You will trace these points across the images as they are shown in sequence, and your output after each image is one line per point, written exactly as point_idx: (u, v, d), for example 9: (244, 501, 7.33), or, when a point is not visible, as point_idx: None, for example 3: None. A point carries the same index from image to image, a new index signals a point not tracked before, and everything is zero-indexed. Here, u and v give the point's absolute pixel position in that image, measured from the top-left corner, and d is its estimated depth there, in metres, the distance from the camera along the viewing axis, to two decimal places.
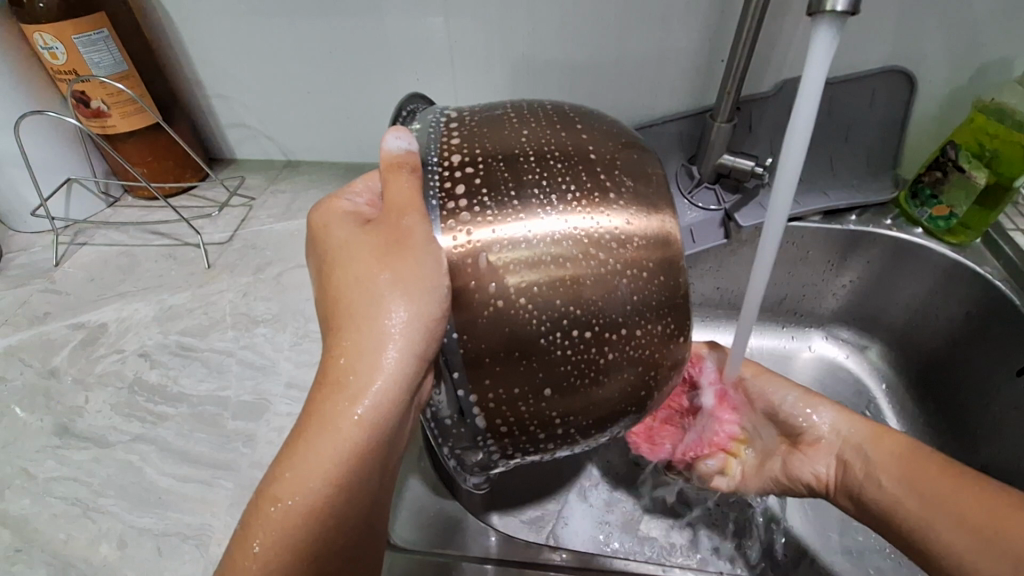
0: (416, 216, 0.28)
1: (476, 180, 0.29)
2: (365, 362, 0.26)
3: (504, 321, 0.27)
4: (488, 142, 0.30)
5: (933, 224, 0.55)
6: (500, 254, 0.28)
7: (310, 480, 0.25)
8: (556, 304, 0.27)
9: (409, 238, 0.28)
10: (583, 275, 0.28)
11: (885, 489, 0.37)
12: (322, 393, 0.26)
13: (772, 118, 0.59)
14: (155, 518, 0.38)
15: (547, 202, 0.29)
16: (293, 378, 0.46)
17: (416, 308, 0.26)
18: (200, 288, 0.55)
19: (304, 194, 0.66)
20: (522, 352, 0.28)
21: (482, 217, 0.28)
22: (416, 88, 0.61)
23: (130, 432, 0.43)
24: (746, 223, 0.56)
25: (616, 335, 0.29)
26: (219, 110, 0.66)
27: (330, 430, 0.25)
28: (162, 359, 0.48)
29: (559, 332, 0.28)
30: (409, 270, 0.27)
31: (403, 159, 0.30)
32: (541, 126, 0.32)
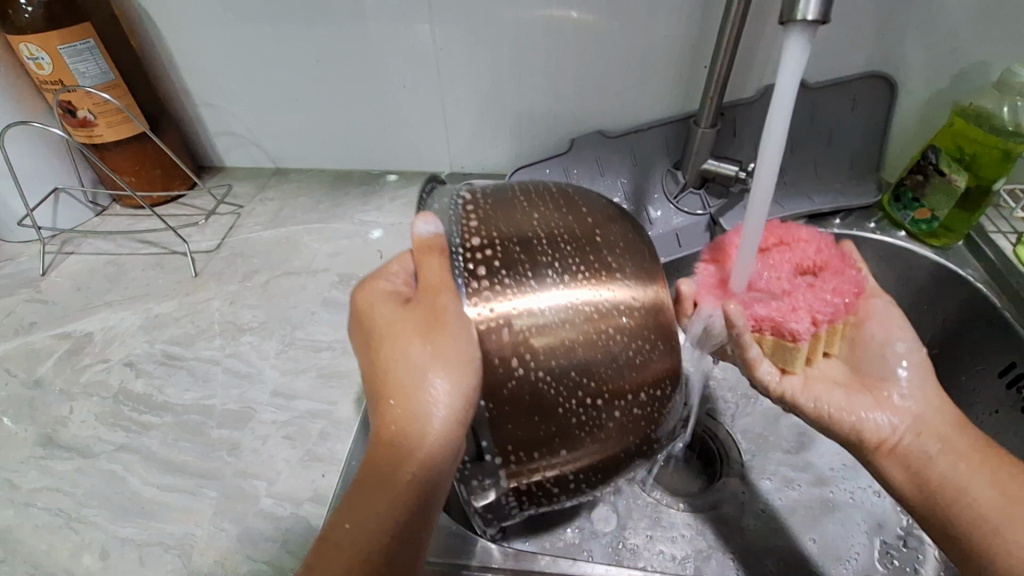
0: (450, 295, 0.30)
1: (495, 261, 0.31)
2: (412, 431, 0.27)
3: (525, 392, 0.30)
4: (502, 225, 0.32)
5: (915, 227, 0.56)
6: (523, 327, 0.30)
7: (369, 530, 0.27)
8: (570, 376, 0.30)
9: (445, 313, 0.29)
10: (592, 348, 0.30)
11: (960, 474, 0.33)
12: (376, 453, 0.28)
13: (755, 123, 0.60)
14: (137, 528, 0.38)
15: (559, 281, 0.31)
16: (278, 387, 0.46)
17: (458, 379, 0.27)
18: (187, 296, 0.55)
19: (292, 201, 0.66)
20: (540, 417, 0.30)
21: (502, 293, 0.30)
22: (404, 95, 0.61)
23: (114, 441, 0.43)
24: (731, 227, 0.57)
25: (623, 400, 0.31)
26: (208, 118, 0.66)
27: (388, 484, 0.27)
28: (148, 368, 0.48)
29: (572, 400, 0.30)
30: (450, 344, 0.28)
31: (433, 243, 0.31)
32: (548, 210, 0.34)
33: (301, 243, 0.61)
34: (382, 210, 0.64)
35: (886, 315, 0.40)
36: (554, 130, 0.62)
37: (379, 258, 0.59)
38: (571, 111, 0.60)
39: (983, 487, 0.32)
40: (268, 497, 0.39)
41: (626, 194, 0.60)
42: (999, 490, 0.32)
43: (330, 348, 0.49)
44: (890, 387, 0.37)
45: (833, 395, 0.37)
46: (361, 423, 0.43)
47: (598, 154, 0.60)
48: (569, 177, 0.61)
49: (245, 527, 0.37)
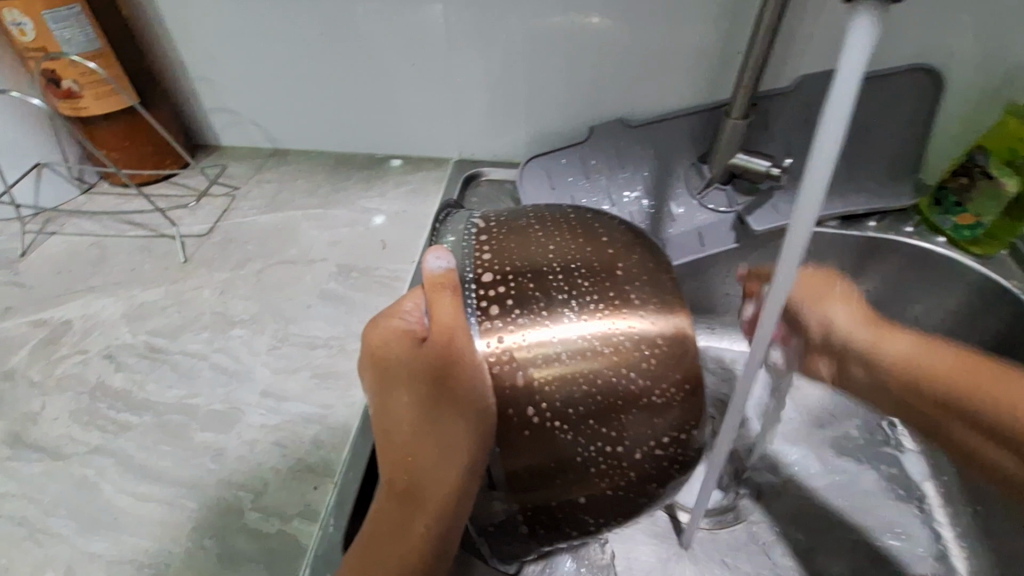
0: (463, 338, 0.28)
1: (508, 298, 0.29)
2: (426, 480, 0.28)
3: (539, 437, 0.28)
4: (515, 257, 0.31)
5: (956, 233, 0.52)
6: (534, 368, 0.28)
7: None
8: (587, 425, 0.28)
9: (457, 361, 0.28)
10: (611, 393, 0.28)
11: (932, 412, 0.33)
12: (391, 501, 0.28)
13: (789, 117, 0.55)
14: (109, 543, 0.34)
15: (576, 318, 0.29)
16: (269, 387, 0.43)
17: (469, 430, 0.28)
18: (175, 284, 0.51)
19: (291, 184, 0.62)
20: (555, 464, 0.28)
21: (515, 330, 0.29)
22: (412, 75, 0.56)
23: (87, 443, 0.39)
24: (759, 227, 0.52)
25: (644, 449, 0.28)
26: (203, 94, 0.62)
27: (400, 537, 0.27)
28: (129, 362, 0.44)
29: (590, 449, 0.28)
30: (460, 396, 0.28)
31: (444, 281, 0.29)
32: (566, 238, 0.32)
33: (299, 230, 0.57)
34: (386, 197, 0.60)
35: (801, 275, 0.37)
36: (571, 118, 0.58)
37: (381, 248, 0.54)
38: (591, 99, 0.56)
39: (953, 423, 0.32)
40: (252, 513, 0.35)
41: (647, 188, 0.56)
42: (977, 420, 0.31)
43: (325, 346, 0.46)
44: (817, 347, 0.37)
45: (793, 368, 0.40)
46: (355, 432, 0.39)
47: (617, 146, 0.56)
48: (586, 169, 0.56)
49: (225, 546, 0.34)
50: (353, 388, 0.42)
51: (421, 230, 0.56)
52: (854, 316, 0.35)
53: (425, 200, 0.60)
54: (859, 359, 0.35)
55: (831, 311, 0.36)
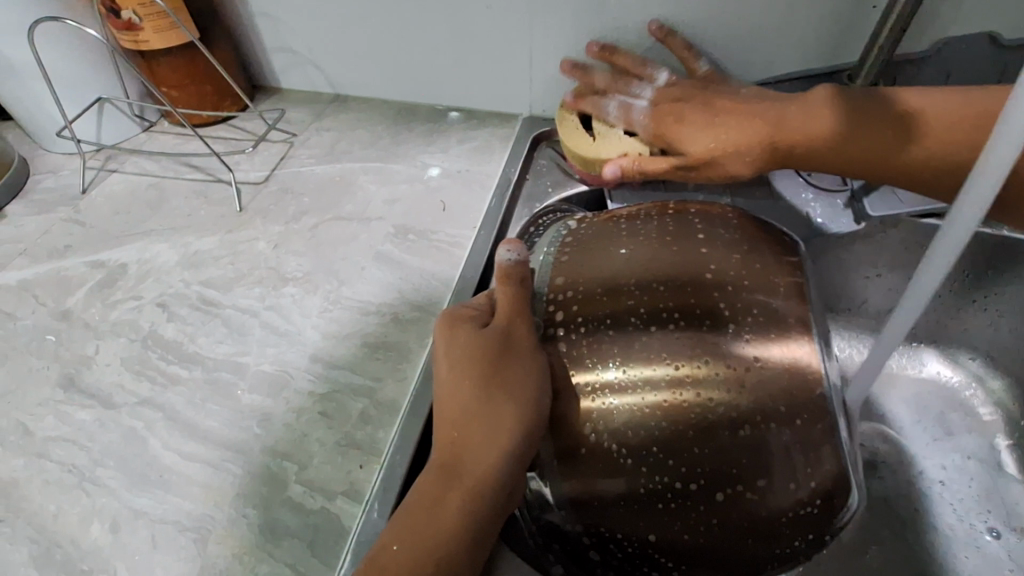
0: (522, 327, 0.31)
1: (578, 314, 0.34)
2: (472, 452, 0.28)
3: (600, 455, 0.31)
4: (592, 270, 0.35)
5: None
6: (597, 384, 0.32)
7: (413, 558, 0.25)
8: (650, 450, 0.30)
9: (515, 343, 0.31)
10: (681, 415, 0.30)
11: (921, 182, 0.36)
12: (435, 474, 0.28)
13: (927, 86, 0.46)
14: (153, 501, 0.34)
15: (647, 331, 0.32)
16: (318, 352, 0.40)
17: (521, 406, 0.29)
18: (229, 233, 0.49)
19: (350, 133, 0.58)
20: (615, 484, 0.31)
21: (585, 343, 0.33)
22: (486, 17, 0.51)
23: (138, 394, 0.39)
24: (874, 213, 0.43)
25: (725, 493, 0.29)
26: (264, 31, 0.58)
27: (437, 509, 0.26)
28: (181, 312, 0.43)
29: (656, 480, 0.30)
30: (515, 375, 0.29)
31: (512, 272, 0.34)
32: (651, 238, 0.36)
33: (357, 184, 0.53)
34: (449, 154, 0.56)
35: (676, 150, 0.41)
36: None
37: (442, 210, 0.51)
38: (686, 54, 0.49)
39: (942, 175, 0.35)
40: (295, 487, 0.34)
41: None
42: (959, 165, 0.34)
43: (378, 313, 0.43)
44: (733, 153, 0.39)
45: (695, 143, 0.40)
46: (405, 412, 0.37)
47: None
48: None
49: (265, 518, 0.33)
50: (406, 361, 0.40)
51: (484, 193, 0.52)
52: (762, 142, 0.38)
53: (490, 159, 0.55)
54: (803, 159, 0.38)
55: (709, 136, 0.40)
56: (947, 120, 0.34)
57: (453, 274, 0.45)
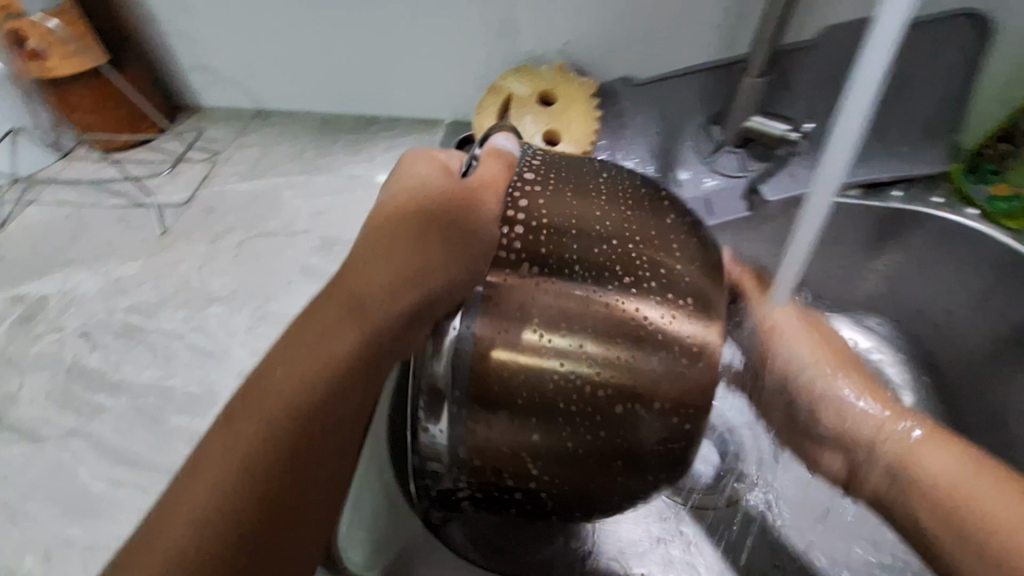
0: (490, 192, 0.29)
1: (523, 242, 0.28)
2: (374, 293, 0.27)
3: (495, 410, 0.26)
4: (558, 206, 0.29)
5: (990, 205, 0.48)
6: (535, 334, 0.26)
7: (284, 391, 0.26)
8: (558, 414, 0.26)
9: (472, 199, 0.29)
10: (607, 387, 0.26)
11: (924, 469, 0.31)
12: (330, 306, 0.28)
13: (816, 72, 0.49)
14: (84, 529, 0.35)
15: (600, 287, 0.27)
16: (247, 368, 0.41)
17: (441, 259, 0.27)
18: (152, 258, 0.49)
19: (274, 148, 0.59)
20: (507, 454, 0.27)
21: (511, 278, 0.27)
22: (399, 27, 0.52)
23: (64, 425, 0.39)
24: (772, 196, 0.48)
25: (616, 468, 0.27)
26: (179, 49, 0.57)
27: (322, 345, 0.27)
28: (105, 341, 0.43)
29: (567, 445, 0.27)
30: (451, 224, 0.28)
31: (501, 153, 0.31)
32: (623, 208, 0.29)
33: (281, 199, 0.54)
34: (374, 162, 0.57)
35: (790, 324, 0.39)
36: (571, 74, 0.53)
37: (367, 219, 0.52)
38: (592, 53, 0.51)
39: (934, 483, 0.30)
40: None
41: (653, 151, 0.52)
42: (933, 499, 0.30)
43: None
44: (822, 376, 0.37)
45: (802, 347, 0.38)
46: None
47: (623, 104, 0.52)
48: None
49: None
50: None
51: None
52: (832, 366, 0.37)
53: None
54: (837, 410, 0.36)
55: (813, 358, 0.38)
56: (947, 461, 0.30)
57: None
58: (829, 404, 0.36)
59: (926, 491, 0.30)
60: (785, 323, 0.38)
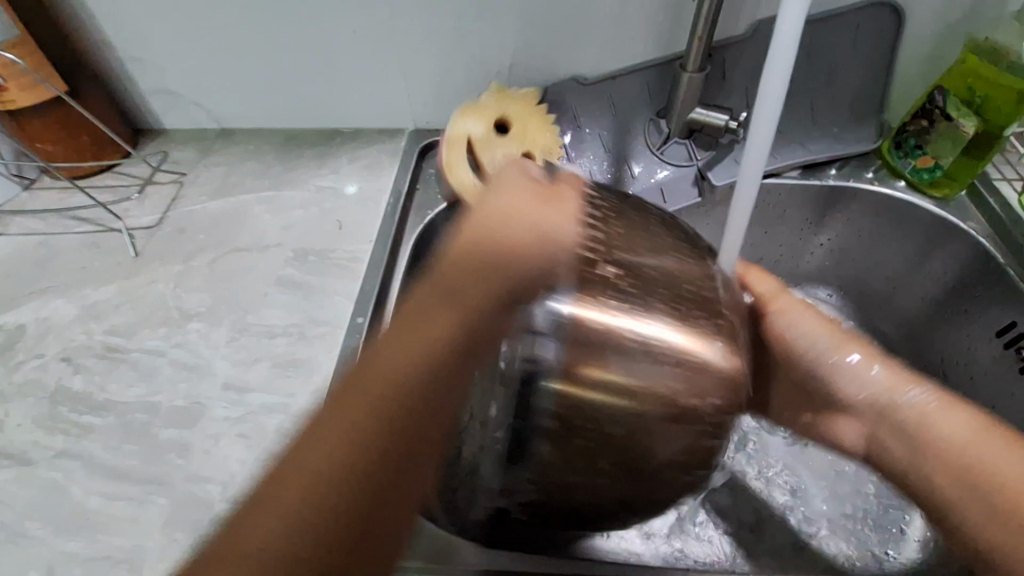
0: (573, 204, 0.33)
1: (607, 270, 0.33)
2: (483, 277, 0.29)
3: (579, 410, 0.33)
4: (631, 245, 0.34)
5: (916, 176, 0.52)
6: (607, 338, 0.32)
7: (402, 376, 0.25)
8: (628, 412, 0.32)
9: (563, 206, 0.33)
10: (666, 394, 0.32)
11: (942, 433, 0.35)
12: (441, 290, 0.28)
13: (749, 64, 0.53)
14: (84, 544, 0.36)
15: (666, 312, 0.33)
16: (230, 379, 0.43)
17: (543, 249, 0.30)
18: (128, 280, 0.50)
19: (241, 165, 0.60)
20: (583, 453, 0.33)
21: (608, 302, 0.32)
22: (355, 42, 0.54)
23: (54, 448, 0.40)
24: (720, 182, 0.53)
25: (660, 462, 0.34)
26: (137, 74, 0.58)
27: (439, 327, 0.27)
28: (87, 364, 0.45)
29: (625, 438, 0.33)
30: (549, 221, 0.31)
31: (575, 180, 0.36)
32: (678, 251, 0.36)
33: (252, 215, 0.56)
34: (341, 174, 0.59)
35: (799, 305, 0.43)
36: (525, 78, 0.55)
37: (338, 228, 0.54)
38: (542, 58, 0.54)
39: (953, 442, 0.35)
40: (221, 504, 0.37)
41: (607, 147, 0.54)
42: (951, 463, 0.34)
43: (285, 334, 0.46)
44: (836, 353, 0.41)
45: (810, 324, 0.43)
46: None
47: (574, 104, 0.54)
48: None
49: (197, 538, 0.35)
50: (316, 373, 0.43)
51: (378, 208, 0.55)
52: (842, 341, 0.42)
53: (382, 174, 0.58)
54: (853, 381, 0.40)
55: (824, 334, 0.42)
56: (959, 426, 0.35)
57: (353, 288, 0.49)
58: (842, 377, 0.41)
59: (947, 456, 0.35)
60: (793, 304, 0.43)
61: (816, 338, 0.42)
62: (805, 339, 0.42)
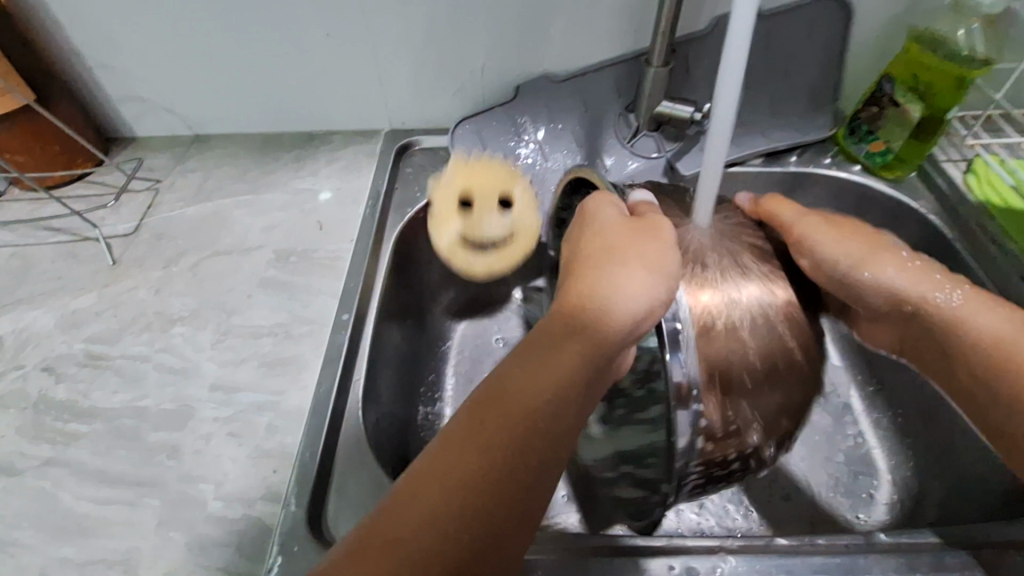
0: (666, 225, 0.36)
1: (697, 264, 0.39)
2: (597, 307, 0.32)
3: (728, 370, 0.36)
4: (703, 233, 0.41)
5: (870, 161, 0.55)
6: (722, 310, 0.37)
7: (531, 400, 0.30)
8: (760, 366, 0.37)
9: (657, 232, 0.36)
10: (780, 339, 0.38)
11: (975, 332, 0.38)
12: (560, 322, 0.32)
13: (711, 59, 0.55)
14: (78, 548, 0.36)
15: (752, 277, 0.39)
16: (217, 380, 0.43)
17: (652, 275, 0.33)
18: (107, 287, 0.50)
19: (217, 170, 0.60)
20: (736, 412, 0.37)
21: (708, 283, 0.38)
22: (329, 46, 0.54)
23: (40, 456, 0.40)
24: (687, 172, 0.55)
25: (790, 403, 0.39)
26: (106, 82, 0.58)
27: (559, 353, 0.31)
28: (70, 371, 0.44)
29: (766, 385, 0.38)
30: (648, 249, 0.35)
31: (650, 203, 0.40)
32: (738, 229, 0.43)
33: (231, 218, 0.56)
34: (319, 176, 0.59)
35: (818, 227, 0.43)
36: (498, 76, 0.57)
37: (319, 229, 0.54)
38: (514, 57, 0.55)
39: (984, 340, 0.38)
40: (215, 501, 0.37)
41: (580, 144, 0.57)
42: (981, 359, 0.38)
43: (271, 334, 0.46)
44: (865, 263, 0.42)
45: (830, 244, 0.42)
46: (310, 415, 0.41)
47: (546, 101, 0.56)
48: (518, 127, 0.56)
49: (193, 536, 0.36)
50: (304, 370, 0.44)
51: (358, 207, 0.56)
52: (870, 249, 0.42)
53: (361, 174, 0.59)
54: (882, 292, 0.42)
55: (848, 248, 0.42)
56: (989, 322, 0.38)
57: (337, 286, 0.49)
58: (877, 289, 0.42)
59: (977, 353, 0.38)
60: (810, 226, 0.43)
61: (838, 257, 0.42)
62: (832, 260, 0.42)
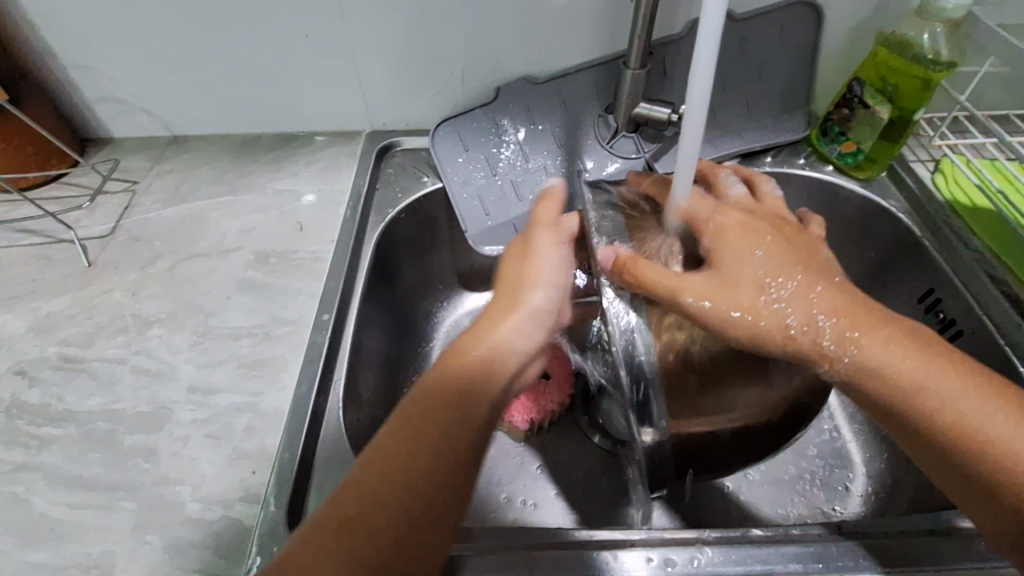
0: (552, 234, 0.40)
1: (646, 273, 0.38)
2: (486, 326, 0.35)
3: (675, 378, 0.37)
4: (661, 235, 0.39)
5: (841, 161, 0.57)
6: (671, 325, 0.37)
7: (432, 412, 0.32)
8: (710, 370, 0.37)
9: (543, 244, 0.39)
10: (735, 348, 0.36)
11: (944, 415, 0.32)
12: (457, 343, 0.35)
13: (687, 62, 0.57)
14: (51, 553, 0.35)
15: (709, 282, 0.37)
16: (194, 383, 0.43)
17: (538, 288, 0.37)
18: (82, 290, 0.49)
19: (195, 172, 0.60)
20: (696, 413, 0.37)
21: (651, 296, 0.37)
22: (308, 48, 0.54)
23: (11, 461, 0.39)
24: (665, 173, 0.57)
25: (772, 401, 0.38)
26: (81, 82, 0.57)
27: (454, 366, 0.34)
28: (42, 376, 0.44)
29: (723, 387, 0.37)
30: (535, 262, 0.38)
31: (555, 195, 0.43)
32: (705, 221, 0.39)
33: (209, 220, 0.55)
34: (298, 177, 0.59)
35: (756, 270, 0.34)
36: (478, 78, 0.57)
37: (298, 231, 0.54)
38: (493, 59, 0.56)
39: (950, 421, 0.32)
40: (190, 503, 0.37)
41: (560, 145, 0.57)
42: (947, 447, 0.32)
43: (250, 336, 0.46)
44: (810, 325, 0.33)
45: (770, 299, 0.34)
46: (289, 415, 0.41)
47: (525, 102, 0.56)
48: (499, 129, 0.57)
49: (170, 538, 0.35)
50: (283, 372, 0.43)
51: (338, 208, 0.56)
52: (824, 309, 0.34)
53: (341, 175, 0.59)
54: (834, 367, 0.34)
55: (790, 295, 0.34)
56: (957, 402, 0.32)
57: (317, 287, 0.49)
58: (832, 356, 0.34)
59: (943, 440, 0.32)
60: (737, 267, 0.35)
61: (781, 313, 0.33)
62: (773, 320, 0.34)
